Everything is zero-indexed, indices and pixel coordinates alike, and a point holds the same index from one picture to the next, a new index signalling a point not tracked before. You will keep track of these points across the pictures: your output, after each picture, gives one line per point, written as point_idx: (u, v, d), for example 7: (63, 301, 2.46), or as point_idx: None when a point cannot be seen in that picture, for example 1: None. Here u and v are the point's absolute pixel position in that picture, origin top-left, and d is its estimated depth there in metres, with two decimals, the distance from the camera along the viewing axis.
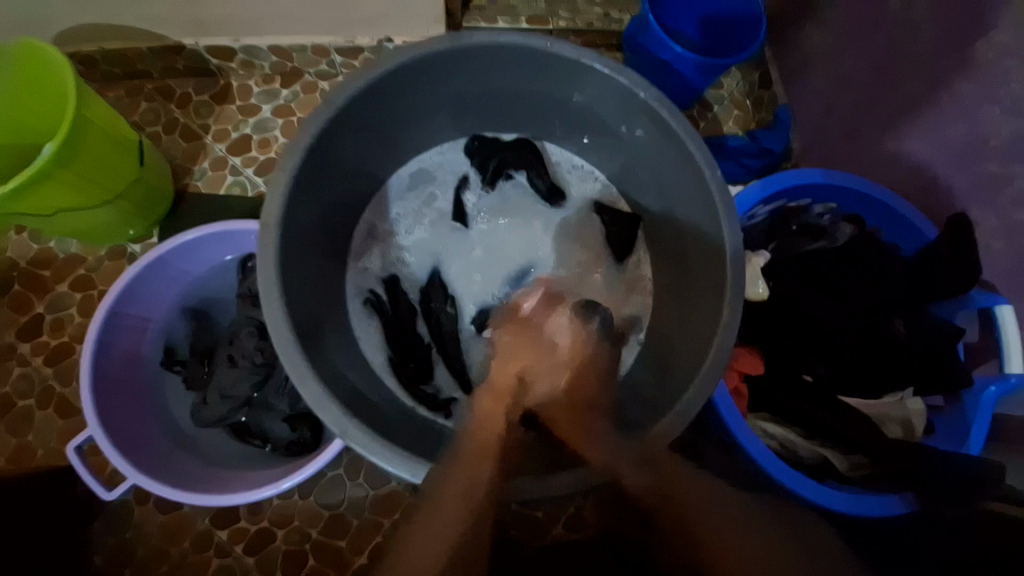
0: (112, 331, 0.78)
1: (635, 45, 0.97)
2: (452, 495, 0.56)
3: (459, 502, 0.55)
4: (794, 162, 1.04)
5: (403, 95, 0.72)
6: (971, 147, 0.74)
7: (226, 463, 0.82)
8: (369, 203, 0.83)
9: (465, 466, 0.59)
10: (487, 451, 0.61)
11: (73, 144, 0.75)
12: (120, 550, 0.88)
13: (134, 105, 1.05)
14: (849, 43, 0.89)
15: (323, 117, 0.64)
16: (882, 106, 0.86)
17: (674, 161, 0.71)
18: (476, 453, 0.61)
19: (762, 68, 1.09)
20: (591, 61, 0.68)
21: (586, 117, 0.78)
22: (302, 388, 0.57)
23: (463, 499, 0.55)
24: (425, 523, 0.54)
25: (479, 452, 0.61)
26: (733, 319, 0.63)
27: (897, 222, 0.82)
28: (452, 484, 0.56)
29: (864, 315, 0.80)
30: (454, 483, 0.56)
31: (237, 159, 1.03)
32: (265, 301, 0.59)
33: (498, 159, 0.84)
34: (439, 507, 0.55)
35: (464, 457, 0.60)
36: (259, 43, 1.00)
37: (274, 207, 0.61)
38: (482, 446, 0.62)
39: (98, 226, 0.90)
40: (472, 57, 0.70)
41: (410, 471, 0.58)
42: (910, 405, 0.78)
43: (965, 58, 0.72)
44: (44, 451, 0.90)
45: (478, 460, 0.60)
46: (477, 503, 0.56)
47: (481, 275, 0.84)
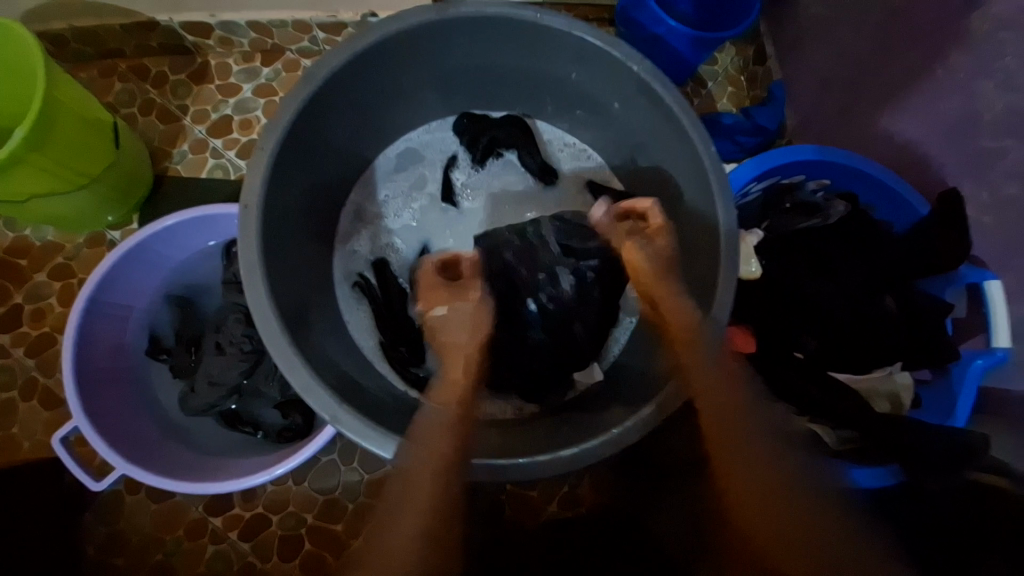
0: (93, 319, 0.76)
1: (627, 19, 0.95)
2: (417, 472, 0.54)
3: (428, 477, 0.54)
4: (787, 139, 1.04)
5: (388, 70, 0.69)
6: (964, 122, 0.74)
7: (217, 451, 0.81)
8: (356, 184, 0.81)
9: (426, 442, 0.56)
10: (448, 421, 0.58)
11: (43, 127, 0.72)
12: (113, 540, 0.87)
13: (108, 86, 1.01)
14: (844, 16, 0.88)
15: (304, 93, 0.61)
16: (877, 81, 0.85)
17: (667, 138, 0.70)
18: (438, 428, 0.57)
19: (756, 43, 1.07)
20: (582, 33, 0.66)
21: (579, 93, 0.76)
22: (291, 374, 0.56)
23: (430, 484, 0.53)
24: (399, 506, 0.53)
25: (443, 426, 0.57)
26: (726, 296, 0.63)
27: (890, 199, 0.82)
28: (416, 467, 0.54)
29: (856, 291, 0.80)
30: (418, 463, 0.54)
31: (219, 141, 1.00)
32: (249, 288, 0.57)
33: (487, 138, 0.82)
34: (407, 491, 0.54)
35: (424, 433, 0.57)
36: (237, 18, 0.95)
37: (256, 189, 0.59)
38: (443, 420, 0.58)
39: (74, 212, 0.87)
40: (458, 30, 0.67)
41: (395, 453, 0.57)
42: (898, 379, 0.79)
43: (961, 30, 0.71)
44: (30, 443, 0.89)
45: (441, 441, 0.56)
46: (444, 483, 0.54)
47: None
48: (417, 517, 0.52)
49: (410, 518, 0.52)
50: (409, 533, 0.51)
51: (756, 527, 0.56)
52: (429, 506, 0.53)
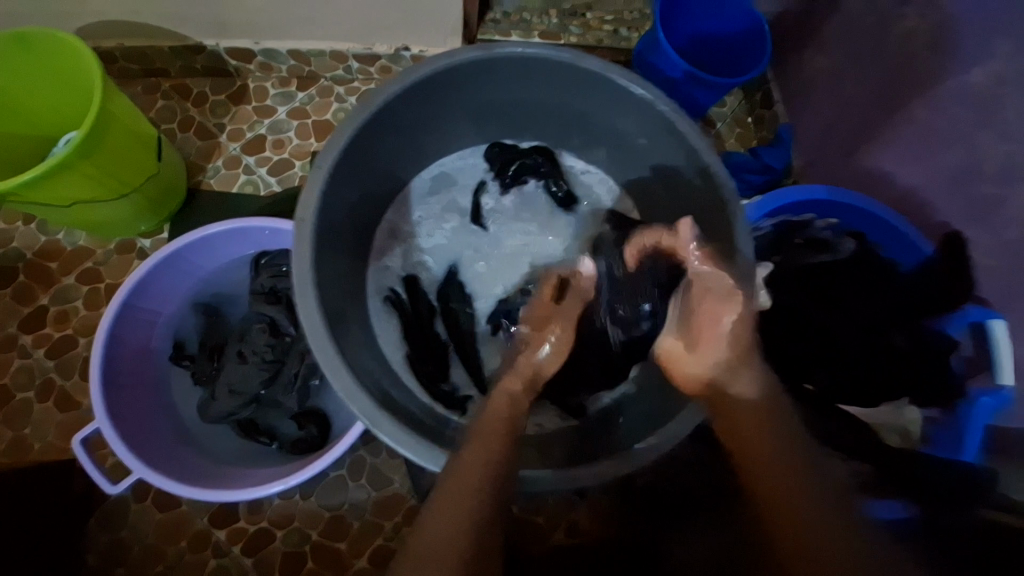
0: (123, 323, 0.78)
1: (645, 62, 1.01)
2: (472, 465, 0.53)
3: (482, 472, 0.53)
4: (794, 179, 1.08)
5: (434, 101, 0.74)
6: (965, 170, 0.78)
7: (231, 461, 0.81)
8: (392, 203, 0.85)
9: (479, 443, 0.56)
10: (504, 424, 0.58)
11: (96, 138, 0.76)
12: (115, 549, 0.86)
13: (151, 102, 1.06)
14: (851, 68, 0.93)
15: (361, 117, 0.66)
16: (882, 128, 0.90)
17: (690, 172, 0.73)
18: (493, 426, 0.58)
19: (764, 89, 1.13)
20: (616, 75, 0.70)
21: (608, 131, 0.81)
22: (335, 379, 0.58)
23: (481, 477, 0.53)
24: (443, 500, 0.51)
25: (497, 425, 0.58)
26: (748, 325, 0.65)
27: (897, 239, 0.85)
28: (466, 466, 0.53)
29: (862, 329, 0.84)
30: (471, 461, 0.54)
31: (251, 158, 1.04)
32: (300, 296, 0.60)
33: (517, 166, 0.87)
34: (456, 482, 0.52)
35: (480, 433, 0.57)
36: (279, 47, 1.02)
37: (312, 204, 0.62)
38: (496, 425, 0.58)
39: (110, 220, 0.90)
40: (499, 67, 0.72)
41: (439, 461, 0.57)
42: (907, 413, 0.82)
43: (963, 86, 0.76)
44: (41, 445, 0.89)
45: (492, 445, 0.56)
46: (495, 477, 0.53)
47: (513, 276, 0.86)
48: (463, 514, 0.50)
49: (451, 514, 0.50)
50: (456, 529, 0.49)
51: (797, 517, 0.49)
52: (479, 503, 0.51)
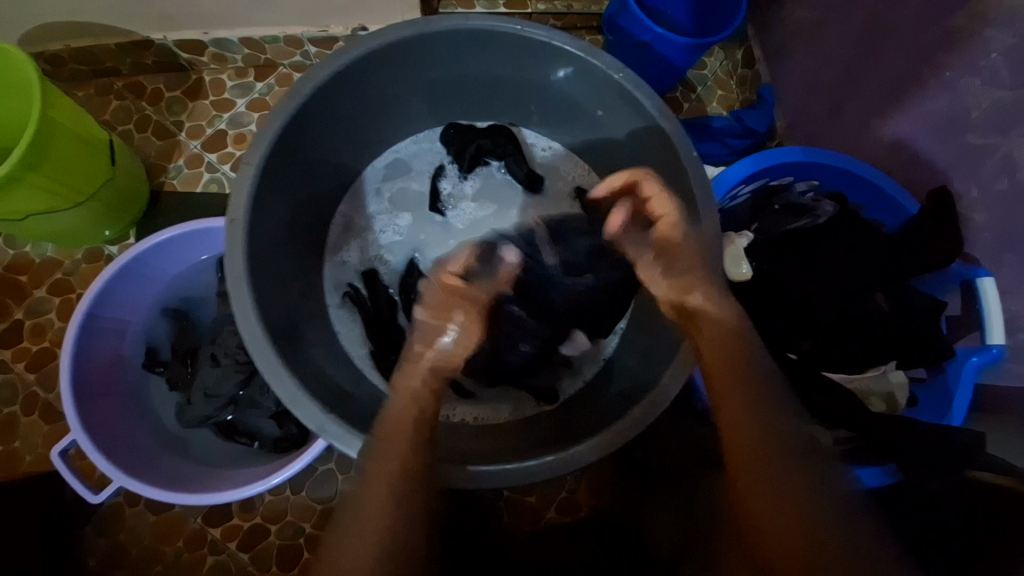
0: (91, 334, 0.78)
1: (614, 26, 0.95)
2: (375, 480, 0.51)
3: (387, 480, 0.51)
4: (777, 141, 1.04)
5: (372, 84, 0.71)
6: (953, 119, 0.74)
7: (213, 463, 0.82)
8: (345, 195, 0.83)
9: (381, 456, 0.52)
10: (412, 423, 0.55)
11: (40, 146, 0.73)
12: (114, 552, 0.87)
13: (105, 104, 1.03)
14: (832, 18, 0.88)
15: (288, 109, 0.62)
16: (864, 81, 0.85)
17: (649, 141, 0.70)
18: (388, 439, 0.54)
19: (745, 46, 1.07)
20: (563, 43, 0.67)
21: (562, 103, 0.77)
22: (276, 385, 0.57)
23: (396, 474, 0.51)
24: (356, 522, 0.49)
25: (402, 424, 0.55)
26: (711, 299, 0.63)
27: (879, 198, 0.82)
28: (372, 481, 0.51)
29: (847, 291, 0.80)
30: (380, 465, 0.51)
31: (214, 155, 1.01)
32: (236, 301, 0.58)
33: (475, 147, 0.83)
34: (365, 507, 0.50)
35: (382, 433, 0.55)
36: (231, 35, 0.97)
37: (241, 205, 0.60)
38: (402, 421, 0.55)
39: (72, 229, 0.88)
40: (441, 41, 0.68)
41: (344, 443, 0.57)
42: (892, 378, 0.79)
43: (947, 29, 0.71)
44: (32, 457, 0.90)
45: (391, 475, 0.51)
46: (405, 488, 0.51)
47: None
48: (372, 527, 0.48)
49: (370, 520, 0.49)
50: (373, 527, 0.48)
51: (760, 513, 0.48)
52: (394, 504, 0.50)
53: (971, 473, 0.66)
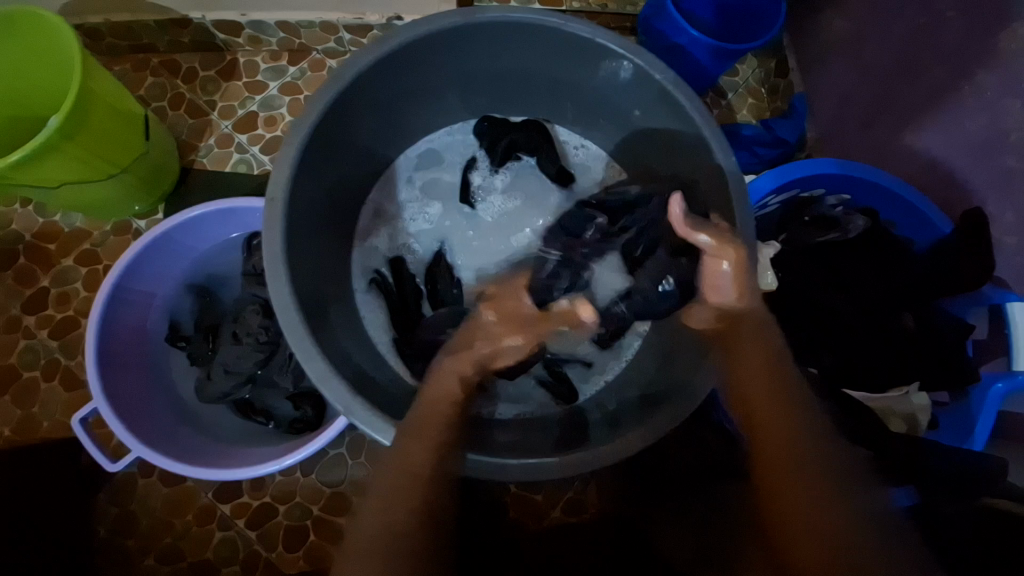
0: (117, 305, 0.79)
1: (650, 28, 0.95)
2: (407, 462, 0.53)
3: (421, 468, 0.52)
4: (807, 153, 1.03)
5: (410, 73, 0.71)
6: (991, 141, 0.72)
7: (229, 439, 0.82)
8: (376, 182, 0.83)
9: (411, 438, 0.55)
10: (445, 412, 0.58)
11: (79, 117, 0.74)
12: (124, 521, 0.89)
13: (140, 79, 1.04)
14: (873, 31, 0.87)
15: (330, 93, 0.63)
16: (901, 97, 0.84)
17: (686, 143, 0.70)
18: (421, 429, 0.55)
19: (780, 55, 1.06)
20: (606, 41, 0.66)
21: (599, 101, 0.77)
22: (307, 364, 0.57)
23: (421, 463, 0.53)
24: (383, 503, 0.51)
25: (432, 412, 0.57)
26: (743, 306, 0.62)
27: (913, 216, 0.81)
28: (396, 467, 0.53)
29: (873, 308, 0.79)
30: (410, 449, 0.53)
31: (244, 136, 1.02)
32: (271, 278, 0.59)
33: (508, 140, 0.83)
34: (387, 494, 0.51)
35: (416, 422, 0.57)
36: (267, 18, 0.97)
37: (281, 185, 0.60)
38: (435, 416, 0.57)
39: (103, 201, 0.90)
40: (483, 33, 0.68)
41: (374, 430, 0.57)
42: (915, 399, 0.78)
43: (991, 48, 0.70)
44: (50, 422, 0.91)
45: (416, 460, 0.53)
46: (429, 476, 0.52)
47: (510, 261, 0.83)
48: (398, 509, 0.50)
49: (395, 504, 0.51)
50: (395, 513, 0.50)
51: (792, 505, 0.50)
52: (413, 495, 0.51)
53: (987, 500, 0.62)
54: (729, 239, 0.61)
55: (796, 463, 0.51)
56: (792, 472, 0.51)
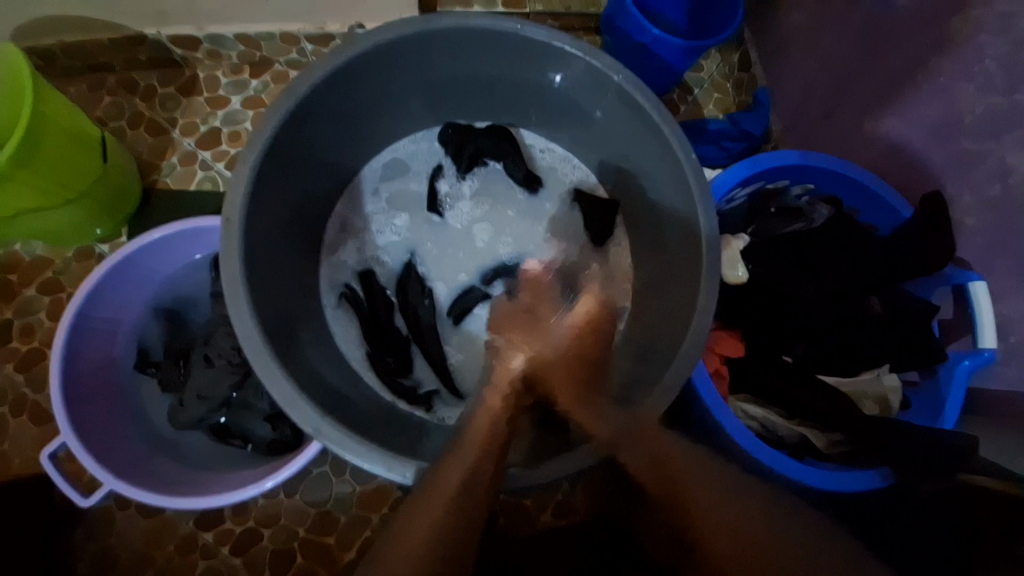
0: (81, 334, 0.77)
1: (613, 28, 0.95)
2: (451, 473, 0.56)
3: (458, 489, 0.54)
4: (773, 145, 1.04)
5: (368, 85, 0.70)
6: (946, 125, 0.75)
7: (206, 465, 0.81)
8: (342, 195, 0.82)
9: (458, 456, 0.58)
10: (492, 439, 0.60)
11: (31, 143, 0.72)
12: (104, 557, 0.86)
13: (96, 100, 1.01)
14: (828, 23, 0.89)
15: (285, 108, 0.62)
16: (859, 86, 0.86)
17: (647, 142, 0.70)
18: (465, 449, 0.58)
19: (741, 49, 1.08)
20: (563, 44, 0.67)
21: (560, 103, 0.77)
22: (272, 387, 0.56)
23: (456, 495, 0.54)
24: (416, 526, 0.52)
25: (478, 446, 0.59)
26: (709, 302, 0.63)
27: (876, 203, 0.83)
28: (440, 496, 0.53)
29: (843, 295, 0.81)
30: (453, 478, 0.55)
31: (207, 153, 1.00)
32: (231, 302, 0.58)
33: (473, 147, 0.83)
34: (426, 508, 0.53)
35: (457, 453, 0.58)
36: (226, 31, 0.96)
37: (237, 205, 0.59)
38: (480, 440, 0.60)
39: (63, 227, 0.87)
40: (441, 40, 0.68)
41: (394, 471, 0.58)
42: (885, 380, 0.79)
43: (940, 35, 0.72)
44: (20, 459, 0.88)
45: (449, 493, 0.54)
46: (469, 511, 0.53)
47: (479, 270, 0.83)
48: (431, 534, 0.51)
49: (425, 531, 0.51)
50: (427, 538, 0.51)
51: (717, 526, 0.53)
52: (453, 504, 0.53)
53: (962, 477, 0.67)
54: (713, 243, 0.64)
55: (700, 486, 0.55)
56: (701, 475, 0.56)
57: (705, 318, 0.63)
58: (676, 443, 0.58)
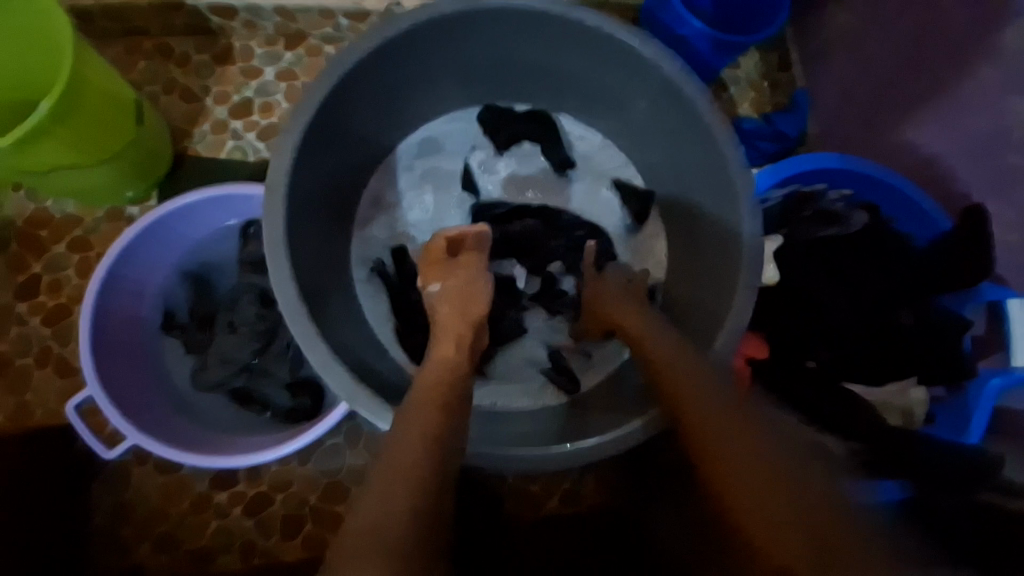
0: (112, 292, 0.78)
1: (653, 19, 0.93)
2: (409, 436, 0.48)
3: (421, 442, 0.47)
4: (808, 148, 1.02)
5: (411, 59, 0.70)
6: (993, 138, 0.72)
7: (224, 428, 0.82)
8: (376, 170, 0.82)
9: (412, 414, 0.51)
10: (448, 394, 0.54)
11: (71, 99, 0.72)
12: (119, 511, 0.88)
13: (132, 62, 1.01)
14: (876, 25, 0.86)
15: (332, 78, 0.62)
16: (904, 92, 0.84)
17: (690, 134, 0.69)
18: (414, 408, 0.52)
19: (782, 49, 1.06)
20: (612, 30, 0.65)
21: (603, 91, 0.76)
22: (309, 352, 0.57)
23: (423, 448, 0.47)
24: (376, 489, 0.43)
25: (433, 401, 0.52)
26: (746, 302, 0.62)
27: (914, 212, 0.81)
28: (400, 452, 0.46)
29: (870, 305, 0.80)
30: (411, 431, 0.48)
31: (239, 122, 1.00)
32: (273, 266, 0.58)
33: (512, 130, 0.82)
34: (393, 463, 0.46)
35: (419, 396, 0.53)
36: (263, 2, 0.95)
37: (281, 171, 0.59)
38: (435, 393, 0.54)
39: (95, 187, 0.88)
40: (489, 19, 0.67)
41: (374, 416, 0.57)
42: (913, 394, 0.79)
43: (996, 43, 0.69)
44: (43, 411, 0.90)
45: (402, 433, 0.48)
46: (439, 459, 0.46)
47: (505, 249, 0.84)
48: (399, 505, 0.42)
49: (393, 473, 0.44)
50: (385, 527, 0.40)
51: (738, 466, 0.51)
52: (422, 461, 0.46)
53: (982, 495, 0.65)
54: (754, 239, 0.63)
55: (746, 466, 0.50)
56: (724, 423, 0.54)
57: (742, 317, 0.62)
58: (718, 420, 0.54)
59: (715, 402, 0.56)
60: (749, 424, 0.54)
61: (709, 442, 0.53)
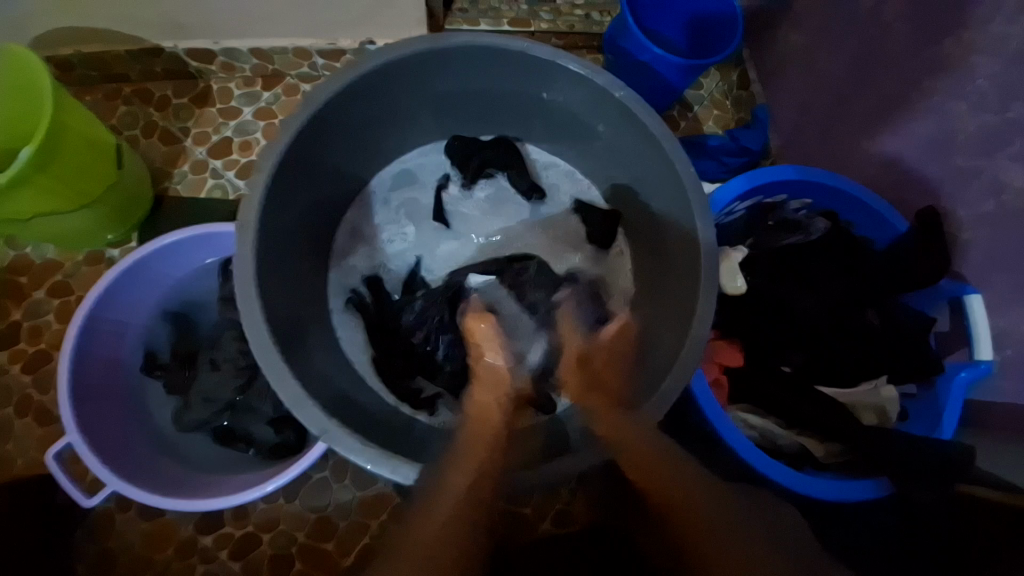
0: (91, 336, 0.78)
1: (615, 47, 0.98)
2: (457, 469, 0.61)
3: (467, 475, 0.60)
4: (772, 160, 1.06)
5: (379, 96, 0.72)
6: (941, 142, 0.77)
7: (208, 468, 0.81)
8: (352, 203, 0.84)
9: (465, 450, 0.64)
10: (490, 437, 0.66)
11: (51, 148, 0.74)
12: (102, 560, 0.86)
13: (112, 109, 1.04)
14: (826, 43, 0.91)
15: (301, 119, 0.64)
16: (855, 104, 0.88)
17: (649, 155, 0.72)
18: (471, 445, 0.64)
19: (740, 68, 1.11)
20: (567, 62, 0.69)
21: (565, 117, 0.79)
22: (280, 389, 0.57)
23: (468, 484, 0.60)
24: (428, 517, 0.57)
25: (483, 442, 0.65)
26: (707, 310, 0.65)
27: (872, 216, 0.84)
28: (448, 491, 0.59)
29: (840, 308, 0.82)
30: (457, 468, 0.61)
31: (219, 161, 1.02)
32: (243, 304, 0.59)
33: (479, 158, 0.85)
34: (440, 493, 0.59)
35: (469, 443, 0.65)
36: (240, 46, 0.99)
37: (253, 210, 0.61)
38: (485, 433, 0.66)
39: (75, 231, 0.89)
40: (451, 57, 0.71)
41: (397, 470, 0.59)
42: (884, 392, 0.80)
43: (934, 56, 0.74)
44: (23, 461, 0.88)
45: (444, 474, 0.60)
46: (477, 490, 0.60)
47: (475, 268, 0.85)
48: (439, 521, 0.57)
49: (443, 510, 0.57)
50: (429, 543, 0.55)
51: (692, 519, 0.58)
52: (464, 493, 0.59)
53: (961, 487, 0.67)
54: (709, 252, 0.66)
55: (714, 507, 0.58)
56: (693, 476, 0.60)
57: (705, 326, 0.64)
58: (653, 458, 0.61)
59: (653, 440, 0.62)
60: (676, 457, 0.62)
61: (653, 479, 0.61)
